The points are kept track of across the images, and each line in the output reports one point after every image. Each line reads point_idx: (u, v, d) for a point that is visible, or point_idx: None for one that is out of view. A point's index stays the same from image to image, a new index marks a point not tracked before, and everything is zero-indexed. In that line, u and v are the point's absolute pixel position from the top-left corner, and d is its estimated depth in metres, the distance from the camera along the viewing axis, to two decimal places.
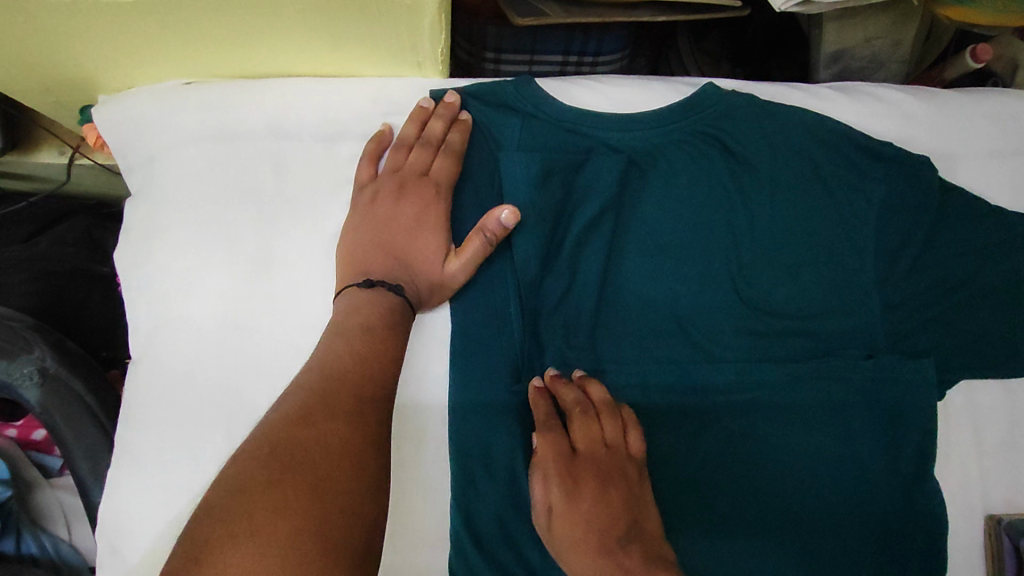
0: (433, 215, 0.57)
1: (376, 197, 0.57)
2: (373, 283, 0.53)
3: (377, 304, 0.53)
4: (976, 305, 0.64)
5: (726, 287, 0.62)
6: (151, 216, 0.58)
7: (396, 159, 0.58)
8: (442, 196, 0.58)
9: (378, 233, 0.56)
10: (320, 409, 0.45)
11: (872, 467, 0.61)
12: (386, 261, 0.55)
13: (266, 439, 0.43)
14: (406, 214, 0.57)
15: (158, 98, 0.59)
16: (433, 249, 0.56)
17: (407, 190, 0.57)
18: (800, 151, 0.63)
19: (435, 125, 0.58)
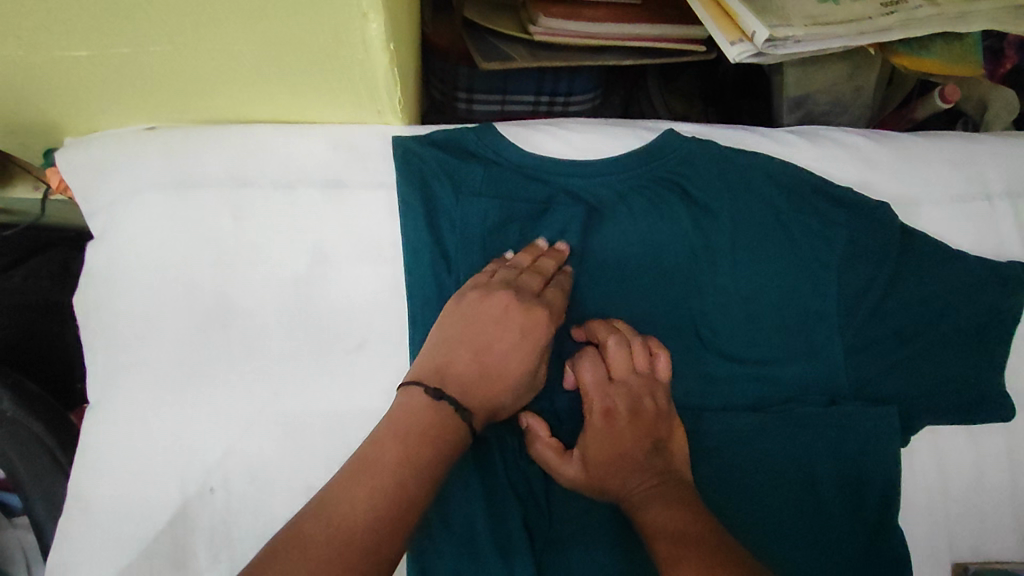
0: (535, 334, 0.52)
1: (468, 302, 0.52)
2: (439, 395, 0.46)
3: (442, 422, 0.45)
4: (941, 350, 0.63)
5: (688, 331, 0.63)
6: (112, 260, 0.58)
7: (507, 275, 0.54)
8: (509, 316, 0.51)
9: (478, 346, 0.50)
10: (369, 501, 0.39)
11: (840, 518, 0.60)
12: (475, 373, 0.49)
13: (317, 518, 0.38)
14: (508, 328, 0.51)
15: (120, 143, 0.59)
16: (520, 364, 0.51)
17: (519, 302, 0.52)
18: (759, 197, 0.64)
19: (547, 263, 0.57)
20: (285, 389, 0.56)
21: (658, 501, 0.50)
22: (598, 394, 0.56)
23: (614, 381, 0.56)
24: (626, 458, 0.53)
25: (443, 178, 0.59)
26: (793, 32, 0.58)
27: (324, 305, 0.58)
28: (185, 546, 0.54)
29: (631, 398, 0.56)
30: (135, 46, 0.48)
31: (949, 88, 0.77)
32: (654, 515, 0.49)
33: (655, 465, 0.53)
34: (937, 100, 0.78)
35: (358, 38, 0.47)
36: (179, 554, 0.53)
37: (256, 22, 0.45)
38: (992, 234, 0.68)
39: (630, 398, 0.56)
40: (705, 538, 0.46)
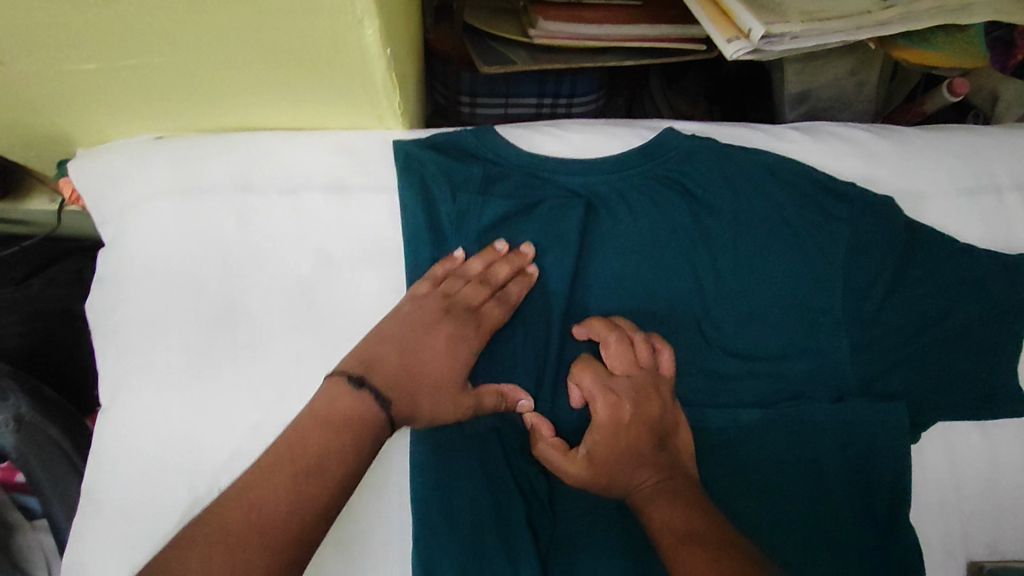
0: (460, 352, 0.54)
1: (406, 312, 0.55)
2: (361, 385, 0.48)
3: (360, 411, 0.46)
4: (949, 344, 0.63)
5: (691, 328, 0.63)
6: (122, 267, 0.60)
7: (450, 286, 0.57)
8: (447, 326, 0.54)
9: (403, 344, 0.52)
10: (288, 492, 0.41)
11: (849, 515, 0.59)
12: (401, 368, 0.51)
13: (234, 503, 0.40)
14: (438, 342, 0.54)
15: (130, 153, 0.61)
16: (450, 378, 0.53)
17: (449, 315, 0.55)
18: (761, 193, 0.64)
19: (502, 271, 0.58)
20: (289, 391, 0.57)
21: (668, 501, 0.50)
22: (602, 395, 0.56)
23: (616, 378, 0.57)
24: (633, 459, 0.54)
25: (444, 181, 0.59)
26: (790, 28, 0.57)
27: (327, 308, 0.59)
28: None
29: (635, 397, 0.56)
30: (140, 58, 0.49)
31: (957, 80, 0.76)
32: (664, 516, 0.49)
33: (662, 464, 0.53)
34: (946, 93, 0.77)
35: (355, 45, 0.48)
36: None
37: (254, 32, 0.46)
38: (1002, 227, 0.67)
39: (634, 396, 0.56)
40: (715, 538, 0.46)
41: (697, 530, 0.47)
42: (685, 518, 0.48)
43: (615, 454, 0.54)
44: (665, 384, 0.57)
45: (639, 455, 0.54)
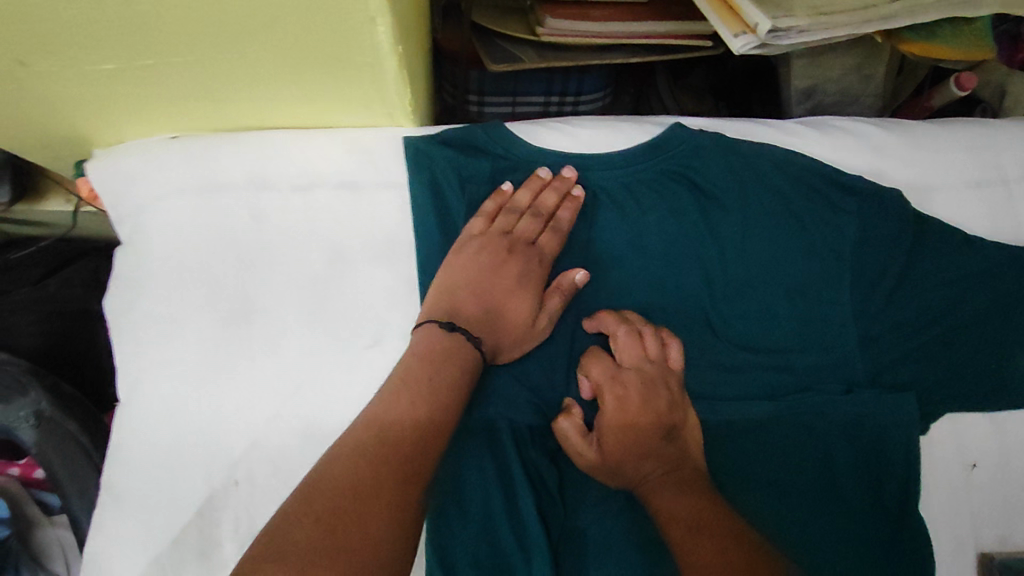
0: (529, 279, 0.60)
1: (470, 251, 0.59)
2: (454, 328, 0.55)
3: (455, 346, 0.54)
4: (959, 335, 0.63)
5: (700, 322, 0.63)
6: (140, 264, 0.61)
7: (507, 222, 0.61)
8: (515, 254, 0.60)
9: (476, 284, 0.58)
10: (410, 409, 0.49)
11: (859, 505, 0.60)
12: (480, 312, 0.58)
13: (362, 426, 0.48)
14: (507, 275, 0.59)
15: (145, 152, 0.62)
16: (523, 309, 0.58)
17: (509, 253, 0.60)
18: (769, 187, 0.64)
19: (547, 198, 0.61)
20: (305, 383, 0.58)
21: (677, 492, 0.51)
22: (613, 387, 0.57)
23: (624, 369, 0.57)
24: (642, 449, 0.55)
25: (453, 177, 0.60)
26: (797, 23, 0.58)
27: (341, 302, 0.59)
28: (212, 537, 0.56)
29: (645, 390, 0.56)
30: (158, 57, 0.50)
31: (964, 74, 0.77)
32: (674, 506, 0.50)
33: (670, 456, 0.54)
34: (956, 88, 0.78)
35: (369, 43, 0.49)
36: (206, 544, 0.55)
37: (271, 32, 0.47)
38: (1010, 218, 0.67)
39: (644, 389, 0.56)
40: (724, 530, 0.47)
41: (706, 522, 0.48)
42: (694, 509, 0.49)
43: (625, 446, 0.55)
44: (675, 377, 0.58)
45: (649, 446, 0.54)
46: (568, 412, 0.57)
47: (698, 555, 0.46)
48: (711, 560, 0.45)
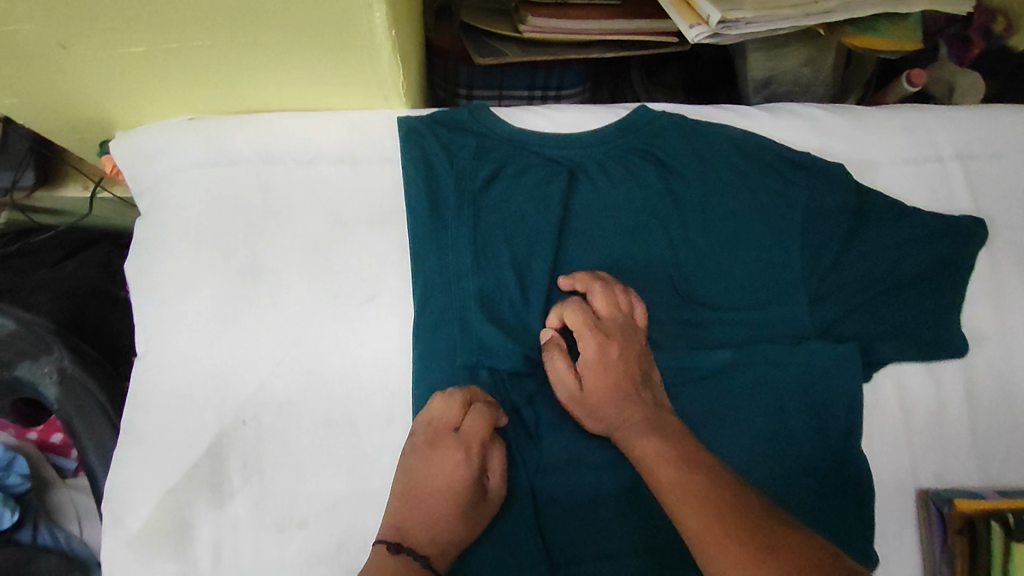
0: (448, 520, 0.59)
1: (420, 432, 0.61)
2: (399, 549, 0.56)
3: (410, 572, 0.55)
4: (899, 294, 0.70)
5: (667, 283, 0.69)
6: (158, 230, 0.67)
7: (449, 417, 0.61)
8: (452, 467, 0.60)
9: (416, 498, 0.60)
10: None
11: (805, 443, 0.67)
12: (423, 525, 0.59)
13: None
14: (442, 482, 0.60)
15: (164, 131, 0.68)
16: (459, 521, 0.59)
17: (443, 447, 0.60)
18: (725, 163, 0.71)
19: (473, 419, 0.60)
20: (307, 335, 0.64)
21: (647, 433, 0.56)
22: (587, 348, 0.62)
23: (602, 318, 0.64)
24: (619, 403, 0.60)
25: (441, 153, 0.67)
26: (745, 14, 0.65)
27: (340, 263, 0.66)
28: (224, 470, 0.62)
29: (615, 351, 0.62)
30: (182, 41, 0.57)
31: (915, 72, 0.85)
32: (644, 448, 0.55)
33: (643, 404, 0.60)
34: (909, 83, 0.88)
35: (365, 27, 0.56)
36: (217, 479, 0.62)
37: (280, 17, 0.54)
38: (944, 192, 0.74)
39: (617, 346, 0.62)
40: (685, 460, 0.52)
41: (671, 458, 0.53)
42: (661, 448, 0.54)
43: (602, 399, 0.61)
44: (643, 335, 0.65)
45: (622, 399, 0.60)
46: (549, 345, 0.64)
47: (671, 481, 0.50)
48: (681, 485, 0.49)
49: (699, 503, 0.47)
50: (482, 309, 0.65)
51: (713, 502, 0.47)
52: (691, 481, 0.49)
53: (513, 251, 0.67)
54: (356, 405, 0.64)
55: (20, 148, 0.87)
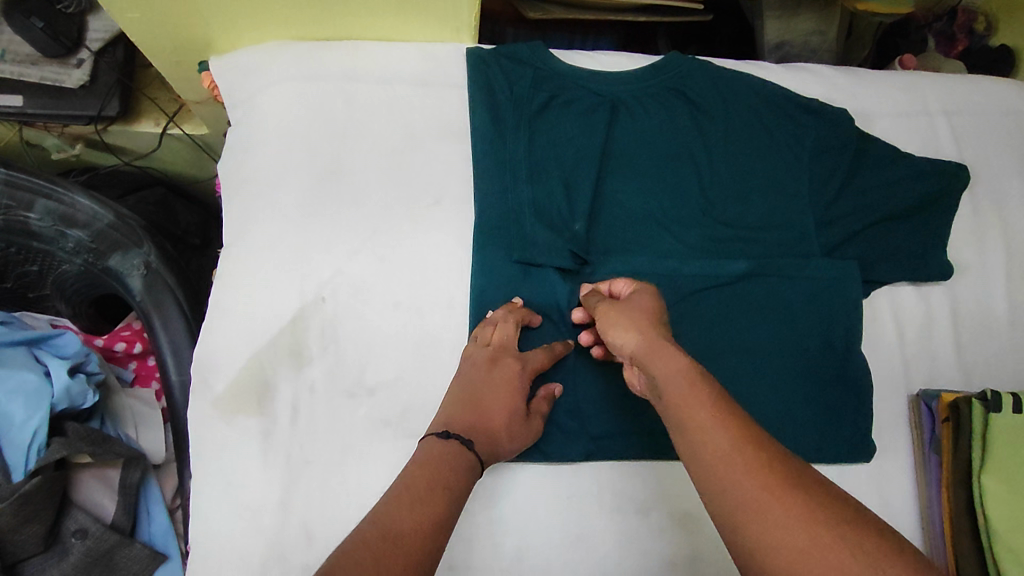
0: (501, 424, 0.64)
1: (478, 358, 0.67)
2: (449, 434, 0.60)
3: (458, 453, 0.59)
4: (893, 224, 0.79)
5: (695, 202, 0.78)
6: (252, 135, 0.77)
7: (503, 338, 0.68)
8: (508, 380, 0.66)
9: (470, 400, 0.64)
10: (416, 512, 0.52)
11: (811, 347, 0.75)
12: (472, 419, 0.63)
13: (371, 523, 0.51)
14: (497, 388, 0.65)
15: (260, 53, 0.78)
16: (510, 423, 0.64)
17: (499, 362, 0.67)
18: (745, 105, 0.81)
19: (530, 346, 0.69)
20: (380, 229, 0.74)
21: (674, 357, 0.55)
22: (609, 318, 0.62)
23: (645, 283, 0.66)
24: (647, 337, 0.58)
25: (502, 81, 0.78)
26: None
27: (411, 169, 0.77)
28: (301, 338, 0.71)
29: (633, 316, 0.60)
30: None
31: (906, 56, 1.01)
32: (670, 373, 0.54)
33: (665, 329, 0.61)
34: (899, 67, 1.02)
35: None
36: (297, 346, 0.70)
37: None
38: (934, 141, 0.84)
39: (647, 294, 0.64)
40: (709, 391, 0.52)
41: (698, 382, 0.53)
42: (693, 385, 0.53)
43: (634, 336, 0.58)
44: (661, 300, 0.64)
45: (648, 338, 0.58)
46: (590, 296, 0.68)
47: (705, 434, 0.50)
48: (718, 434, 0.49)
49: (744, 457, 0.48)
50: (532, 215, 0.74)
51: (758, 460, 0.48)
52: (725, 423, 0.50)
53: (560, 167, 0.77)
54: (420, 290, 0.73)
55: (106, 80, 0.96)
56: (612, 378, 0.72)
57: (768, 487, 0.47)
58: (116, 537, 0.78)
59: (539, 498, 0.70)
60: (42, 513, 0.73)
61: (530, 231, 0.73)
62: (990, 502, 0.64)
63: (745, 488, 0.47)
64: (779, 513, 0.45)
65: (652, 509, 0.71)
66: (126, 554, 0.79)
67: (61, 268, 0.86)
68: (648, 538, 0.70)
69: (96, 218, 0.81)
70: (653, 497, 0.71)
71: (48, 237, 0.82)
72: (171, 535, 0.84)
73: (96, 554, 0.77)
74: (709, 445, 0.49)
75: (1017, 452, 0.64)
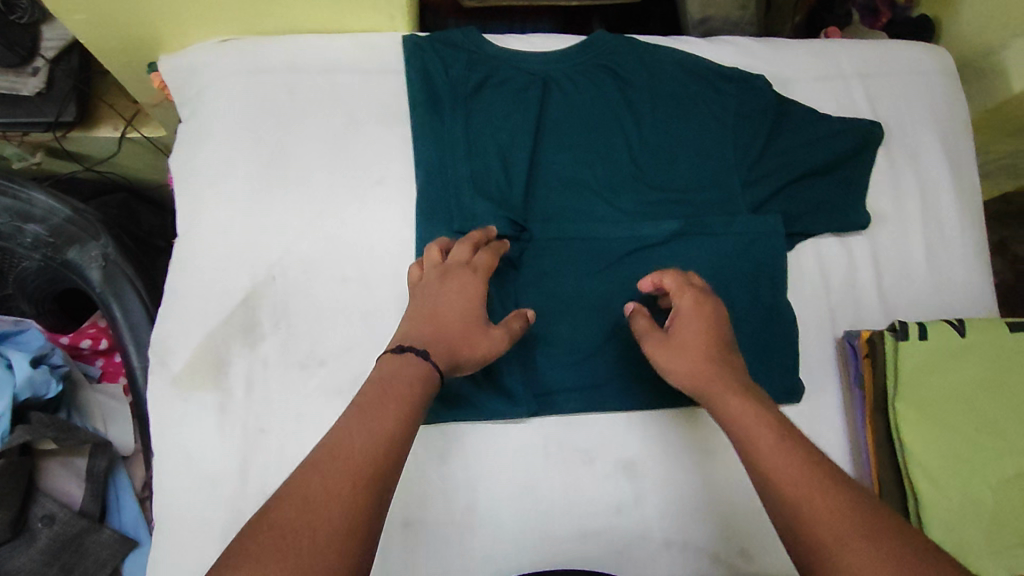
0: (461, 332, 0.64)
1: (432, 277, 0.68)
2: (403, 347, 0.60)
3: (415, 364, 0.58)
4: (812, 182, 0.84)
5: (626, 170, 0.83)
6: (201, 128, 0.80)
7: (459, 254, 0.69)
8: (462, 291, 0.66)
9: (425, 314, 0.65)
10: (367, 441, 0.51)
11: (742, 299, 0.79)
12: (429, 330, 0.63)
13: (326, 455, 0.50)
14: (450, 298, 0.66)
15: (207, 49, 0.82)
16: (472, 326, 0.65)
17: (451, 274, 0.68)
18: (670, 77, 0.86)
19: (483, 257, 0.70)
20: (327, 209, 0.78)
21: (740, 401, 0.59)
22: (664, 353, 0.64)
23: (700, 291, 0.67)
24: (703, 375, 0.62)
25: (438, 64, 0.82)
26: None
27: (354, 152, 0.81)
28: (251, 314, 0.74)
29: (693, 352, 0.63)
30: None
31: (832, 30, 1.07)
32: (740, 420, 0.57)
33: (723, 353, 0.63)
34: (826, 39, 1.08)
35: None
36: (248, 323, 0.74)
37: None
38: (849, 102, 0.89)
39: (695, 308, 0.65)
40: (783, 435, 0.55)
41: (778, 432, 0.55)
42: (765, 422, 0.56)
43: (691, 381, 0.62)
44: (717, 317, 0.66)
45: (709, 375, 0.61)
46: (634, 314, 0.69)
47: (773, 470, 0.52)
48: (787, 470, 0.52)
49: (808, 496, 0.50)
50: (470, 189, 0.78)
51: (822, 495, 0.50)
52: (792, 459, 0.53)
53: (497, 141, 0.81)
54: (366, 265, 0.77)
55: (62, 87, 0.99)
56: (551, 336, 0.76)
57: (834, 516, 0.48)
58: (83, 522, 0.80)
59: (486, 453, 0.73)
60: (8, 497, 0.76)
61: (470, 202, 0.77)
62: (902, 425, 0.70)
63: (824, 516, 0.48)
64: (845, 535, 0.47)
65: (596, 457, 0.74)
66: (94, 540, 0.81)
67: (22, 265, 0.88)
68: (592, 484, 0.73)
69: (54, 214, 0.85)
70: (596, 446, 0.74)
71: (6, 233, 0.85)
72: (141, 521, 0.88)
73: (64, 538, 0.79)
74: (784, 481, 0.51)
75: (921, 383, 0.71)
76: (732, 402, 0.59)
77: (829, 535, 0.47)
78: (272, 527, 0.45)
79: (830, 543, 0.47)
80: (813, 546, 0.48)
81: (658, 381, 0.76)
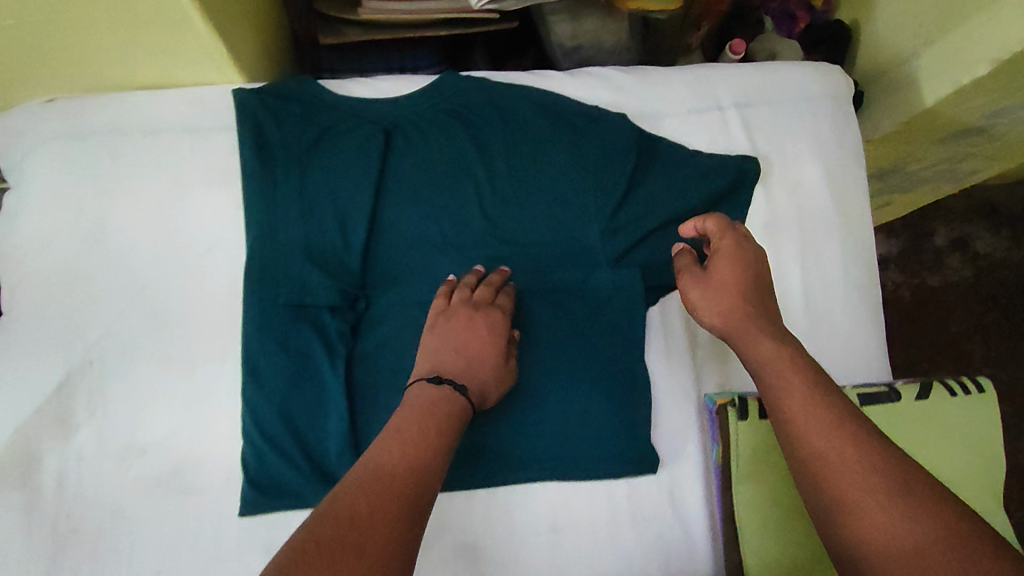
0: (486, 363, 0.66)
1: (453, 312, 0.68)
2: (440, 381, 0.61)
3: (445, 396, 0.60)
4: (679, 230, 0.78)
5: (478, 225, 0.77)
6: (17, 200, 0.75)
7: (482, 295, 0.70)
8: (485, 329, 0.68)
9: (455, 345, 0.66)
10: (401, 456, 0.53)
11: (595, 364, 0.74)
12: (461, 364, 0.65)
13: (362, 467, 0.52)
14: (476, 333, 0.67)
15: (25, 114, 0.75)
16: (490, 363, 0.67)
17: (476, 311, 0.68)
18: (526, 120, 0.79)
19: (503, 300, 0.71)
20: (151, 284, 0.74)
21: (772, 346, 0.61)
22: (695, 292, 0.68)
23: (727, 235, 0.68)
24: (735, 317, 0.65)
25: (269, 119, 0.76)
26: None
27: (181, 221, 0.76)
28: (67, 404, 0.70)
29: (722, 295, 0.65)
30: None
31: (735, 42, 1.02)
32: (768, 361, 0.61)
33: (756, 293, 0.66)
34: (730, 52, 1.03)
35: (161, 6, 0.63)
36: (64, 415, 0.70)
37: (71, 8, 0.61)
38: (725, 137, 0.82)
39: (734, 247, 0.67)
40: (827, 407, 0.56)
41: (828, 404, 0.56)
42: (798, 379, 0.58)
43: (721, 320, 0.65)
44: (749, 264, 0.67)
45: (735, 314, 0.65)
46: (680, 253, 0.72)
47: (810, 447, 0.54)
48: (827, 450, 0.53)
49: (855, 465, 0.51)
50: (304, 257, 0.73)
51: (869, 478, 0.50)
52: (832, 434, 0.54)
53: (334, 201, 0.75)
54: (190, 344, 0.73)
55: None
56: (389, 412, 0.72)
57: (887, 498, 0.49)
58: None
59: None
60: None
61: (300, 273, 0.72)
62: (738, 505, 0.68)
63: (863, 493, 0.50)
64: (893, 518, 0.47)
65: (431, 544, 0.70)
66: None
67: None
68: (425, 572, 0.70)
69: None
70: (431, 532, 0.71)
71: None
72: None
73: None
74: (828, 468, 0.52)
75: (762, 462, 0.69)
76: (765, 359, 0.61)
77: (883, 514, 0.48)
78: (312, 539, 0.44)
79: (857, 505, 0.49)
80: (853, 524, 0.49)
81: (501, 455, 0.72)
